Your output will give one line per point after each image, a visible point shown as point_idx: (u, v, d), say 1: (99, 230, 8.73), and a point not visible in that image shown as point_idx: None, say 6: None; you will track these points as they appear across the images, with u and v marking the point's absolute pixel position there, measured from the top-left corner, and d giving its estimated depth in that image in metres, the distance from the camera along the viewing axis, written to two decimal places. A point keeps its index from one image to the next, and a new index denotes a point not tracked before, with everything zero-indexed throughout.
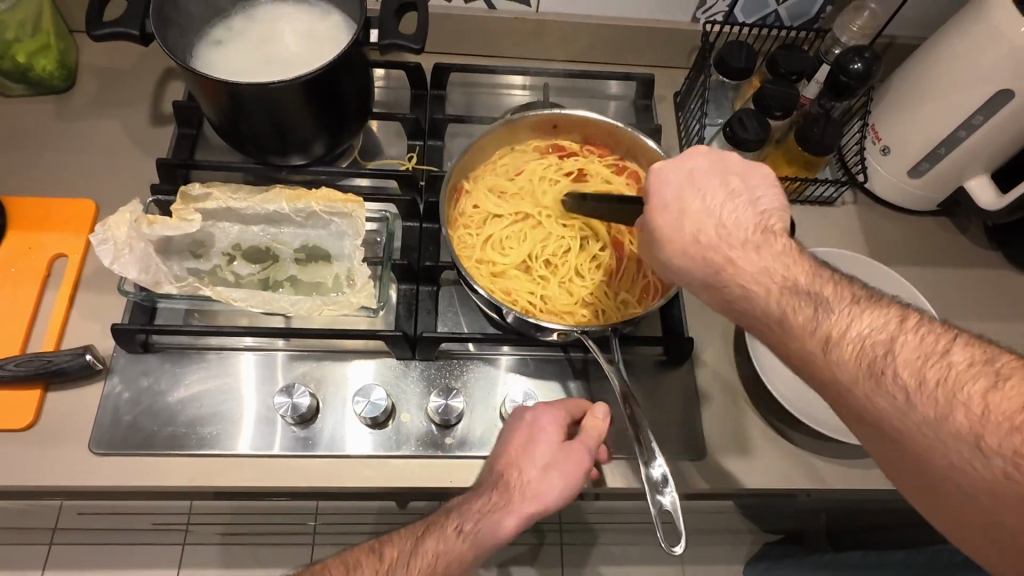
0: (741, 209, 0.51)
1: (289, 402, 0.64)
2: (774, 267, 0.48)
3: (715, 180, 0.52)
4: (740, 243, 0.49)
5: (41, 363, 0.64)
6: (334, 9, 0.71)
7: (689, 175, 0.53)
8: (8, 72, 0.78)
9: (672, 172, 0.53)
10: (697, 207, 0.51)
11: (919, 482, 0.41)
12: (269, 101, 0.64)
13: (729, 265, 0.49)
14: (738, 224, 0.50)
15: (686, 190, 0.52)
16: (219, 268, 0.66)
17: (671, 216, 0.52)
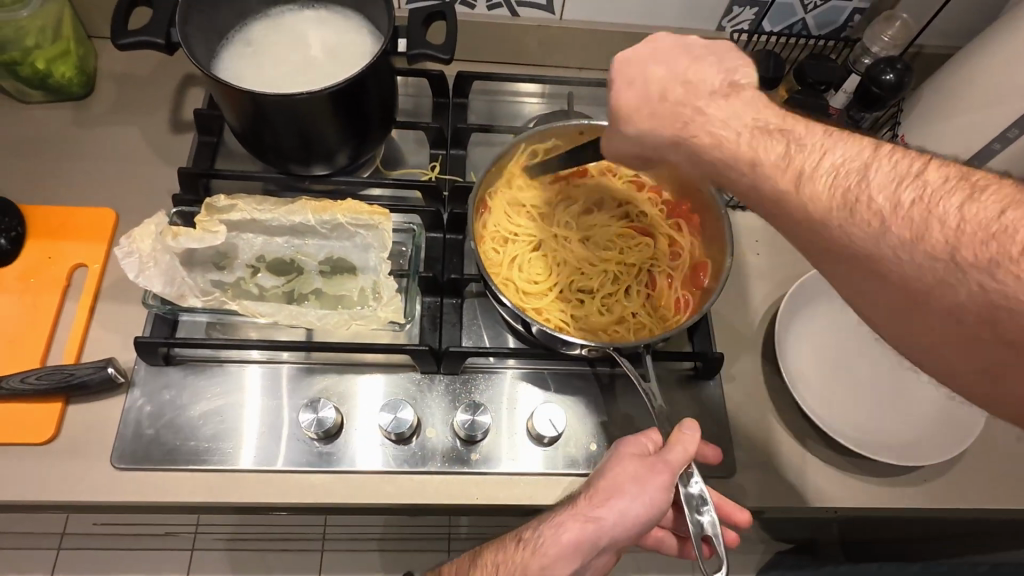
0: (717, 87, 0.51)
1: (314, 417, 0.63)
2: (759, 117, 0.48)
3: (675, 56, 0.53)
4: (715, 98, 0.50)
5: (62, 376, 0.63)
6: (358, 17, 0.71)
7: (652, 54, 0.54)
8: (27, 78, 0.77)
9: (635, 60, 0.54)
10: (670, 75, 0.52)
11: (895, 310, 0.41)
12: (295, 112, 0.63)
13: (704, 128, 0.49)
14: (722, 108, 0.49)
15: (654, 67, 0.53)
16: (243, 280, 0.65)
17: (638, 95, 0.53)
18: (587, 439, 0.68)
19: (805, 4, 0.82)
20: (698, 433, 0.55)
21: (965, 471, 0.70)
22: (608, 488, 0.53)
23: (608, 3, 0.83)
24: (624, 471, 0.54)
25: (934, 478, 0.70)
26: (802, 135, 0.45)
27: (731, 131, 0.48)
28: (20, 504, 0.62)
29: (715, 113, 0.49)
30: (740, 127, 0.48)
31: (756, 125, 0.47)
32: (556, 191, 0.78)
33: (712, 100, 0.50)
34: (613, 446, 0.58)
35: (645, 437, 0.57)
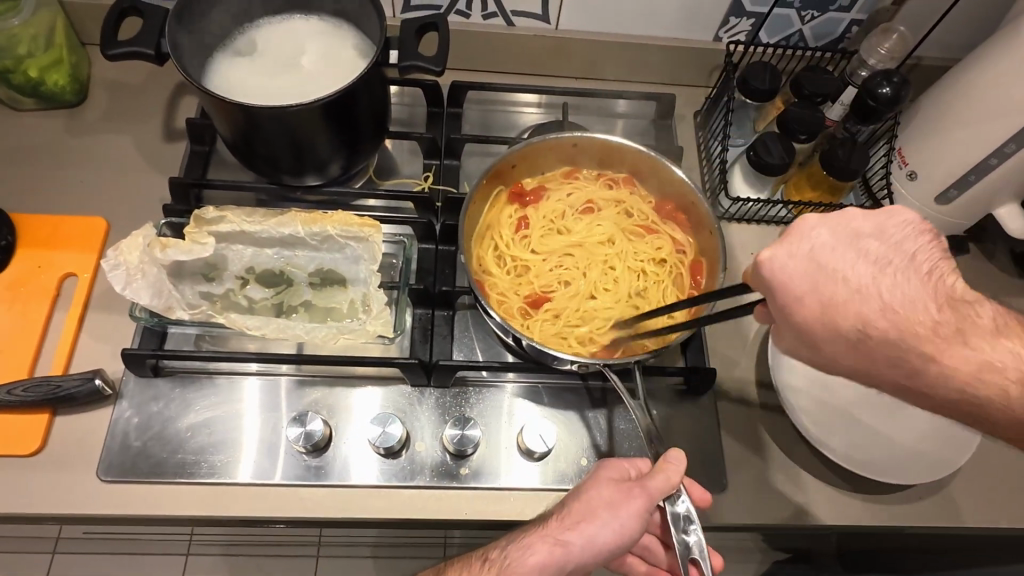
0: (894, 285, 0.45)
1: (301, 430, 0.63)
2: (966, 349, 0.45)
3: (850, 254, 0.46)
4: (926, 331, 0.45)
5: (49, 388, 0.63)
6: (351, 29, 0.70)
7: (812, 255, 0.46)
8: (19, 86, 0.77)
9: (787, 259, 0.46)
10: (846, 299, 0.45)
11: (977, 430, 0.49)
12: (286, 124, 0.63)
13: (907, 345, 0.45)
14: (912, 300, 0.45)
15: (818, 276, 0.46)
16: (232, 292, 0.65)
17: (805, 293, 0.46)
18: (578, 455, 0.67)
19: (803, 15, 0.82)
20: (684, 464, 0.54)
21: (961, 488, 0.70)
22: (580, 511, 0.53)
23: (603, 14, 0.83)
24: (598, 495, 0.54)
25: (929, 495, 0.69)
26: (979, 333, 0.46)
27: (925, 352, 0.45)
28: (5, 516, 0.61)
29: (892, 306, 0.45)
30: (939, 347, 0.45)
31: (994, 360, 0.46)
32: (542, 211, 0.78)
33: (900, 300, 0.45)
34: (593, 470, 0.58)
35: (627, 463, 0.57)
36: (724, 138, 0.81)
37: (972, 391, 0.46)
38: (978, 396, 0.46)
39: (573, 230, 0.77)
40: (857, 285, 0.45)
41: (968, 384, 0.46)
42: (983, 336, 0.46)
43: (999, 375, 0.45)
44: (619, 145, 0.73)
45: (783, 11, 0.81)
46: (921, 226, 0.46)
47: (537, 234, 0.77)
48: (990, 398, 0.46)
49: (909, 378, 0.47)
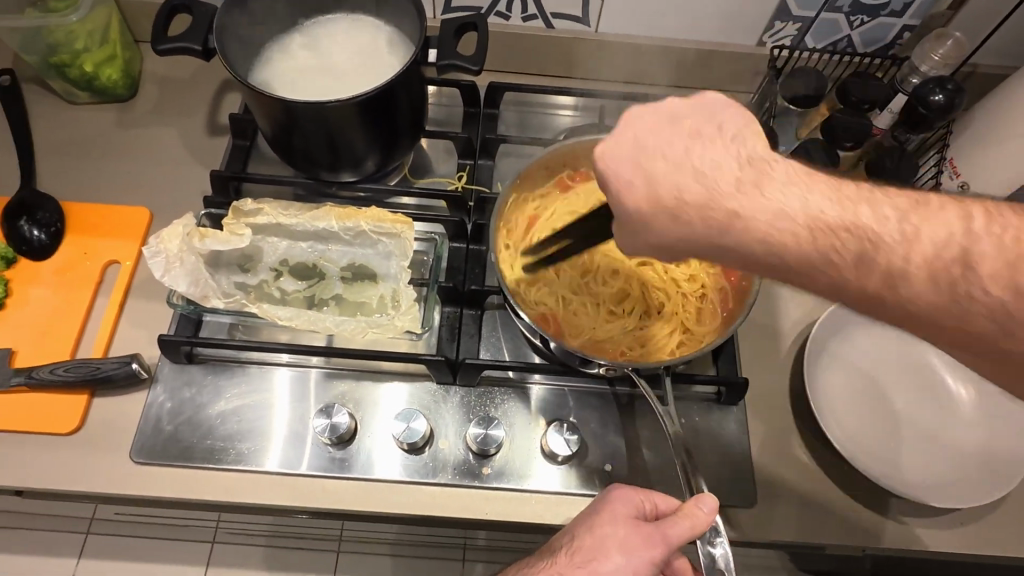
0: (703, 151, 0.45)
1: (327, 422, 0.63)
2: (786, 189, 0.43)
3: (678, 104, 0.48)
4: (728, 176, 0.44)
5: (89, 369, 0.65)
6: (390, 28, 0.71)
7: (658, 129, 0.47)
8: (74, 79, 0.80)
9: (621, 141, 0.47)
10: (672, 148, 0.46)
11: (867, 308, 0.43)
12: (325, 120, 0.64)
13: (707, 181, 0.44)
14: (714, 162, 0.45)
15: (643, 161, 0.46)
16: (265, 282, 0.66)
17: (625, 160, 0.46)
18: (602, 461, 0.66)
19: (852, 20, 0.80)
20: (712, 512, 0.49)
21: (1007, 516, 0.66)
22: (592, 549, 0.51)
23: (643, 18, 0.82)
24: (614, 534, 0.51)
25: (971, 521, 0.65)
26: (781, 184, 0.43)
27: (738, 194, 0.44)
28: (43, 491, 0.63)
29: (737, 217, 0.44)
30: (742, 201, 0.43)
31: (821, 210, 0.42)
32: (568, 206, 0.76)
33: (707, 163, 0.45)
34: (605, 495, 0.55)
35: (641, 495, 0.54)
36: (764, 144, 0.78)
37: (772, 237, 0.43)
38: (776, 240, 0.43)
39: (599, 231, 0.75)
40: (694, 168, 0.45)
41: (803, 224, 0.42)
42: (797, 187, 0.43)
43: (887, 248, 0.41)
44: None
45: (830, 15, 0.79)
46: (757, 138, 0.46)
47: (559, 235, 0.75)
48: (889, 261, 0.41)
49: (723, 238, 0.44)
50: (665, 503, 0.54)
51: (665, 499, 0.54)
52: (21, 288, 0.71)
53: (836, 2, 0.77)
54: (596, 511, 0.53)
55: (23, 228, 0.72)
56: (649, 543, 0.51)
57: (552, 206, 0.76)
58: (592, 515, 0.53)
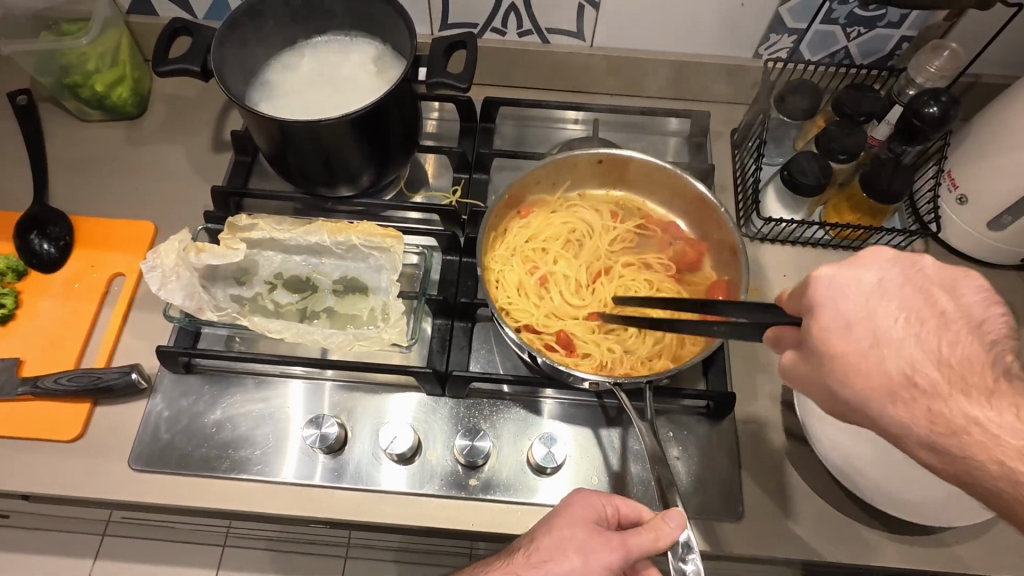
0: (942, 335, 0.43)
1: (317, 432, 0.65)
2: (989, 401, 0.42)
3: (913, 294, 0.44)
4: (959, 376, 0.42)
5: (91, 379, 0.67)
6: (385, 47, 0.74)
7: (877, 287, 0.44)
8: (86, 99, 0.84)
9: (845, 282, 0.44)
10: (893, 330, 0.43)
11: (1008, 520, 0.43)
12: (319, 137, 0.66)
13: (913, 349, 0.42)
14: (962, 357, 0.42)
15: (870, 316, 0.43)
16: (260, 295, 0.68)
17: (839, 299, 0.44)
18: (589, 474, 0.66)
19: (848, 32, 0.79)
20: (679, 526, 0.50)
21: (1007, 534, 0.64)
22: (549, 549, 0.52)
23: (638, 32, 0.82)
24: (571, 535, 0.52)
25: (966, 539, 0.64)
26: (975, 390, 0.42)
27: (912, 376, 0.42)
28: (46, 495, 0.66)
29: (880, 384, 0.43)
30: (963, 392, 0.42)
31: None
32: (545, 225, 0.77)
33: (947, 348, 0.42)
34: (569, 498, 0.55)
35: (604, 500, 0.55)
36: (757, 157, 0.78)
37: (965, 373, 0.42)
38: (946, 380, 0.42)
39: (576, 245, 0.76)
40: (914, 357, 0.42)
41: (934, 402, 0.42)
42: (985, 398, 0.42)
43: (1022, 457, 0.41)
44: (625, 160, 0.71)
45: (825, 27, 0.79)
46: (944, 284, 0.44)
47: (536, 254, 0.75)
48: (1012, 472, 0.41)
49: (933, 304, 0.43)
50: (628, 509, 0.55)
51: (629, 504, 0.55)
52: (32, 300, 0.74)
53: (831, 14, 0.77)
54: (558, 513, 0.54)
55: (34, 242, 0.75)
56: (605, 545, 0.51)
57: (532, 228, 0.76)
58: (553, 516, 0.54)
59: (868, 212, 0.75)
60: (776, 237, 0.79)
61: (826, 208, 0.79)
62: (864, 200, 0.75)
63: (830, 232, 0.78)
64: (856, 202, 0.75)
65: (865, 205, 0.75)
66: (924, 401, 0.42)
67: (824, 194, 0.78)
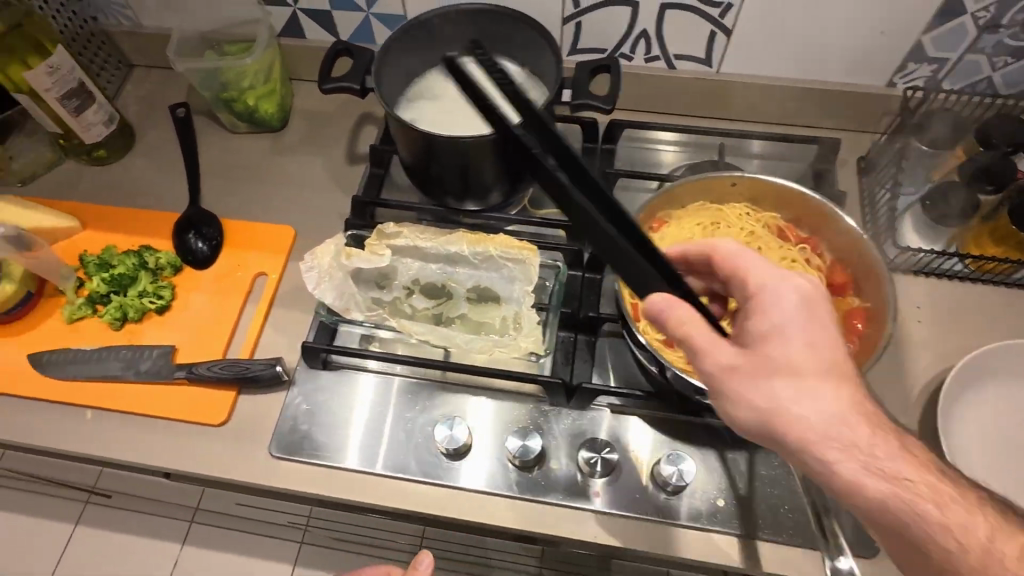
0: (826, 352, 0.48)
1: (447, 433, 0.67)
2: (847, 425, 0.46)
3: (821, 328, 0.49)
4: (795, 381, 0.47)
5: (239, 369, 0.72)
6: (525, 71, 0.78)
7: (802, 302, 0.50)
8: (239, 112, 0.91)
9: (785, 289, 0.51)
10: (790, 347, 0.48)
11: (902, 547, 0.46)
12: (467, 155, 0.70)
13: (777, 356, 0.48)
14: (807, 360, 0.48)
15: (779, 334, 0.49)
16: (398, 299, 0.71)
17: (804, 323, 0.49)
18: (714, 495, 0.65)
19: (995, 61, 0.76)
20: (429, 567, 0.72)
21: None
22: None
23: (767, 60, 0.83)
24: None
25: None
26: (826, 408, 0.46)
27: (846, 449, 0.45)
28: (193, 474, 0.71)
29: (799, 420, 0.47)
30: (806, 412, 0.46)
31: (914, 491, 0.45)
32: (675, 238, 0.72)
33: (812, 358, 0.48)
34: None
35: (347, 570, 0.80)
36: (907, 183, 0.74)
37: (830, 409, 0.46)
38: (813, 417, 0.46)
39: None
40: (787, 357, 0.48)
41: (930, 503, 0.44)
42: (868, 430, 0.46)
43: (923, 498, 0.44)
44: (764, 181, 0.70)
45: (971, 56, 0.76)
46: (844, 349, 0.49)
47: None
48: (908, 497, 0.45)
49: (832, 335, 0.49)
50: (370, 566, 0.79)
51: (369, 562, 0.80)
52: (185, 293, 0.81)
53: (979, 43, 0.74)
54: None
55: (191, 240, 0.83)
56: None
57: (661, 242, 0.72)
58: None
59: (1016, 245, 0.72)
60: (912, 267, 0.77)
61: (966, 239, 0.75)
62: (1011, 233, 0.71)
63: (970, 263, 0.75)
64: (1001, 234, 0.72)
65: (1012, 238, 0.72)
66: (795, 396, 0.47)
67: (965, 225, 0.74)
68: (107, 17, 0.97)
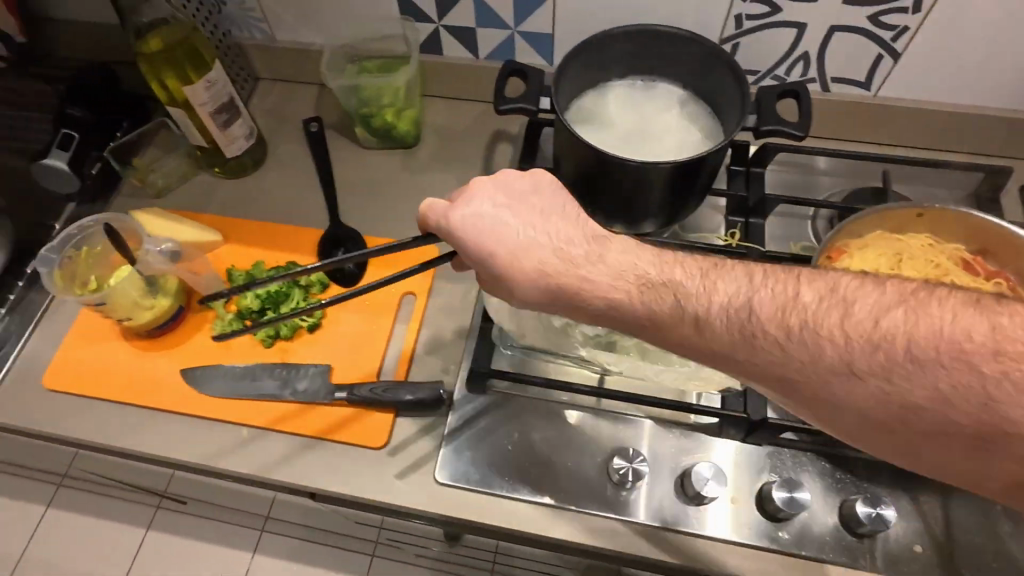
0: (556, 224, 0.56)
1: (629, 466, 0.66)
2: (636, 296, 0.52)
3: (555, 204, 0.57)
4: (580, 258, 0.54)
5: (403, 391, 0.71)
6: (689, 92, 0.77)
7: (505, 199, 0.56)
8: (377, 128, 0.91)
9: (481, 195, 0.56)
10: (519, 240, 0.54)
11: (925, 430, 0.43)
12: (645, 178, 0.69)
13: (574, 263, 0.54)
14: (569, 238, 0.55)
15: (491, 231, 0.55)
16: (569, 325, 0.71)
17: (531, 233, 0.55)
18: (907, 537, 0.64)
19: None
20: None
21: None
22: None
23: (931, 85, 0.81)
24: None
25: None
26: (729, 281, 0.51)
27: (728, 299, 0.50)
28: (359, 498, 0.70)
29: (686, 342, 0.51)
30: (590, 271, 0.53)
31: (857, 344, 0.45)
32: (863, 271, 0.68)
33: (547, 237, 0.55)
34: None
35: None
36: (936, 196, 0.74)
37: (613, 296, 0.53)
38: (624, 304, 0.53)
39: None
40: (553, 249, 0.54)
41: (859, 343, 0.45)
42: (712, 279, 0.51)
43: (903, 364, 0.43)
44: (959, 213, 0.69)
45: None
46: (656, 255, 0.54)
47: None
48: (844, 352, 0.45)
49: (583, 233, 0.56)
50: None
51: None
52: (333, 310, 0.80)
53: None
54: None
55: (337, 257, 0.82)
56: None
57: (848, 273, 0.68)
58: None
59: None
60: None
61: None
62: None
63: None
64: None
65: None
66: (715, 303, 0.50)
67: None
68: (241, 30, 0.96)
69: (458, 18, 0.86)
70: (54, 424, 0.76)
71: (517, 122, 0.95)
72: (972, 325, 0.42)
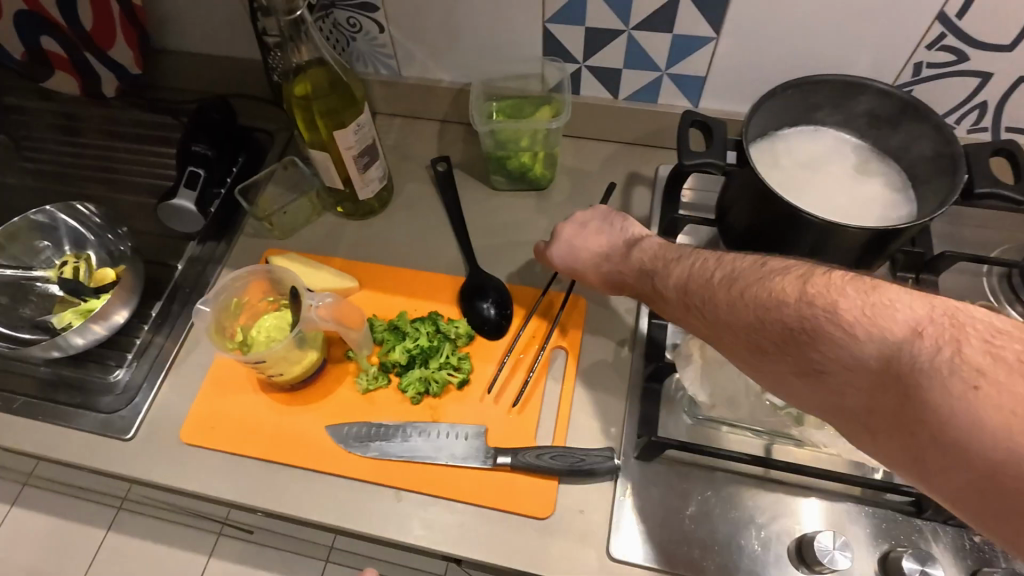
0: (603, 239, 0.73)
1: (831, 551, 0.61)
2: (716, 285, 0.56)
3: (601, 227, 0.75)
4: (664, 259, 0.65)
5: (573, 460, 0.68)
6: (869, 146, 0.73)
7: (596, 229, 0.75)
8: (512, 171, 0.88)
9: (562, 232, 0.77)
10: (602, 251, 0.72)
11: (898, 413, 0.41)
12: (841, 239, 0.65)
13: (616, 259, 0.71)
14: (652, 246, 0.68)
15: (591, 248, 0.74)
16: (755, 394, 0.68)
17: (589, 242, 0.74)
18: None
19: None
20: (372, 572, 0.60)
21: None
22: None
23: None
24: None
25: None
26: (720, 265, 0.58)
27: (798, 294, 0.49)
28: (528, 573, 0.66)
29: (720, 323, 0.54)
30: (687, 272, 0.60)
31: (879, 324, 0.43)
32: None
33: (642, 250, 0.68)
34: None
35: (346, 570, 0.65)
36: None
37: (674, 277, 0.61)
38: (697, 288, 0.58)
39: None
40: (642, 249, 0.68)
41: (863, 327, 0.43)
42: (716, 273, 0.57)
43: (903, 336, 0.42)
44: None
45: None
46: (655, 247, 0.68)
47: None
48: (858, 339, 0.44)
49: (603, 240, 0.73)
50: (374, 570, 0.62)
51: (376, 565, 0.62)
52: (481, 365, 0.77)
53: None
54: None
55: (481, 308, 0.79)
56: None
57: None
58: None
59: None
60: None
61: None
62: None
63: None
64: None
65: None
66: (760, 290, 0.52)
67: None
68: (366, 66, 0.94)
69: (607, 60, 0.83)
70: (195, 482, 0.73)
71: (653, 165, 0.91)
72: (910, 314, 0.43)
